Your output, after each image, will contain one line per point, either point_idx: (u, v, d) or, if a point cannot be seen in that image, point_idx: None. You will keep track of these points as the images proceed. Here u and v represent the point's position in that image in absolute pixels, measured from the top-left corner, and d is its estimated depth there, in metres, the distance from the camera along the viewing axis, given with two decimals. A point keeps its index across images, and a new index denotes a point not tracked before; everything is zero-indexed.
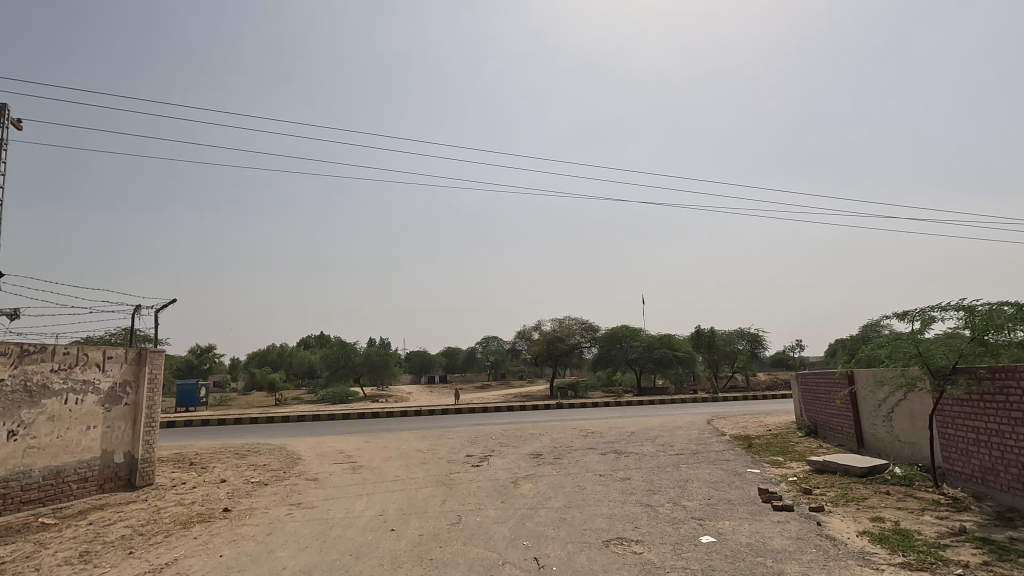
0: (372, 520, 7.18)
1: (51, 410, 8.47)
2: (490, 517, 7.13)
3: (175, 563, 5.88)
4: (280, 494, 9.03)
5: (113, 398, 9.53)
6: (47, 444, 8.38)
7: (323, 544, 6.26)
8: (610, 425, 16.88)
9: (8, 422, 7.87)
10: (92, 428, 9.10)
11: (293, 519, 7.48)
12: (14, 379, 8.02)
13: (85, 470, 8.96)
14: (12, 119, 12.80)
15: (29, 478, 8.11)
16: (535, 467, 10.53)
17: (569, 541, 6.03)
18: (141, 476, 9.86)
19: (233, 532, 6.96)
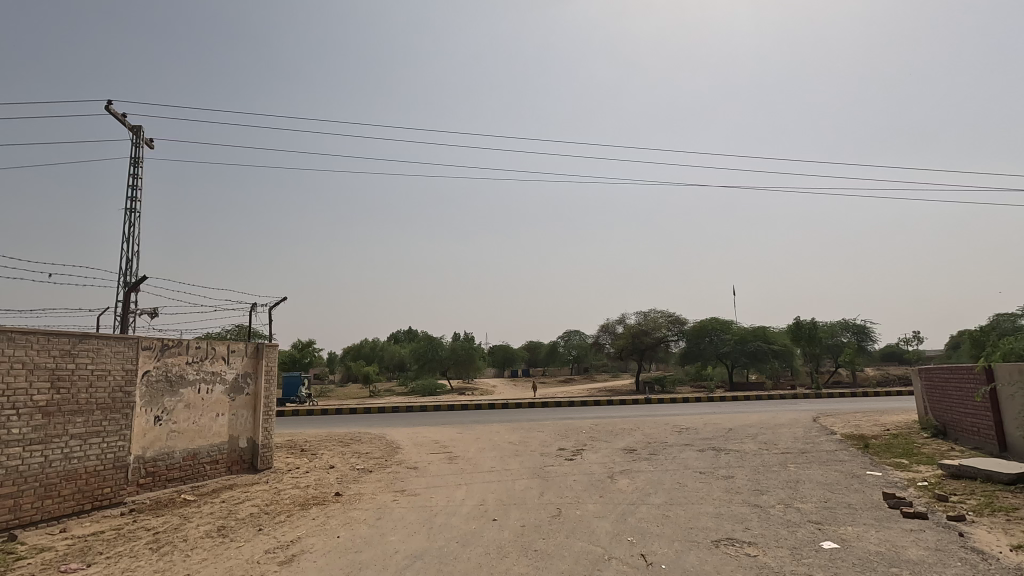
0: (474, 509, 7.36)
1: (188, 398, 9.45)
2: (590, 511, 7.08)
3: (299, 541, 6.36)
4: (385, 481, 9.51)
5: (237, 388, 10.47)
6: (185, 429, 9.36)
7: (430, 530, 6.49)
8: (706, 421, 16.21)
9: (155, 408, 8.85)
10: (220, 415, 10.05)
11: (399, 505, 7.84)
12: (158, 370, 9.00)
13: (216, 453, 9.92)
14: (145, 139, 14.37)
15: (173, 458, 9.10)
16: (630, 462, 10.33)
17: (676, 539, 5.85)
18: (262, 460, 10.77)
19: (347, 515, 7.40)
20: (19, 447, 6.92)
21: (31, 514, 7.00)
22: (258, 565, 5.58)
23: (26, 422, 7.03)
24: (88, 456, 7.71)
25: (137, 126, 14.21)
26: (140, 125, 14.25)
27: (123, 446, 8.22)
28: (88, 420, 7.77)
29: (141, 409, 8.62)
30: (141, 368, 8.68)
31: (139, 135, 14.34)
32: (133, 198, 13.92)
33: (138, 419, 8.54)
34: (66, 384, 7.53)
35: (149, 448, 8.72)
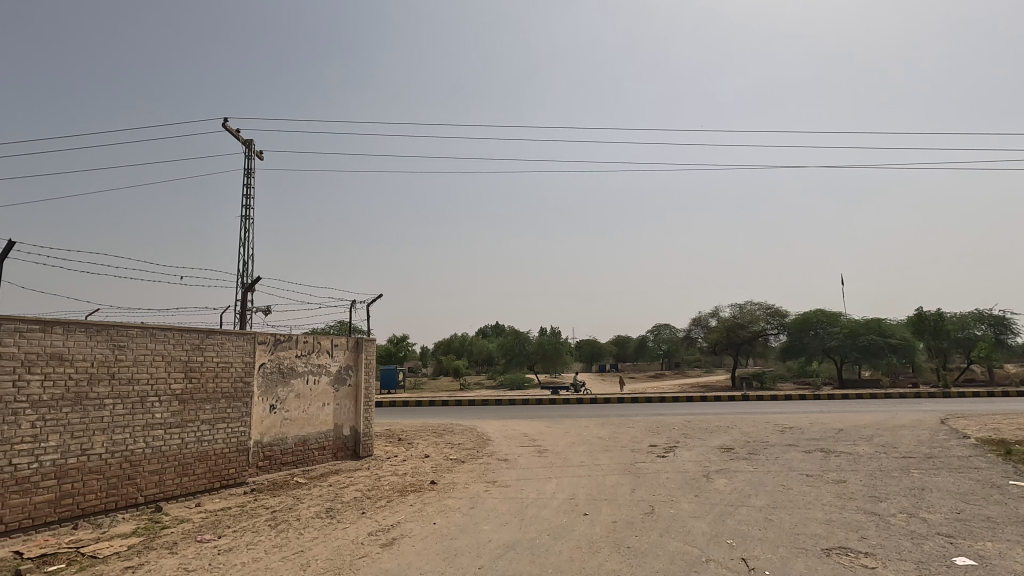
0: (564, 503, 7.36)
1: (298, 388, 10.24)
2: (685, 510, 6.83)
3: (399, 525, 6.70)
4: (477, 472, 9.77)
5: (340, 379, 11.20)
6: (296, 417, 10.17)
7: (522, 521, 6.58)
8: (812, 420, 15.09)
9: (270, 397, 9.69)
10: (326, 404, 10.80)
11: (491, 495, 8.02)
12: (272, 362, 9.82)
13: (324, 440, 10.69)
14: (256, 151, 15.74)
15: (286, 444, 9.91)
16: (728, 461, 9.85)
17: (781, 544, 5.50)
18: (363, 448, 11.46)
19: (442, 503, 7.69)
20: (161, 430, 7.86)
21: (173, 488, 7.93)
22: (363, 545, 5.94)
23: (167, 407, 7.97)
24: (216, 439, 8.60)
25: (250, 140, 15.60)
26: (252, 140, 15.67)
27: (245, 431, 9.07)
28: (216, 406, 8.66)
29: (259, 398, 9.46)
30: (257, 360, 9.52)
31: (251, 149, 15.73)
32: (248, 206, 15.31)
33: (256, 406, 9.38)
34: (197, 374, 8.43)
35: (266, 434, 9.56)
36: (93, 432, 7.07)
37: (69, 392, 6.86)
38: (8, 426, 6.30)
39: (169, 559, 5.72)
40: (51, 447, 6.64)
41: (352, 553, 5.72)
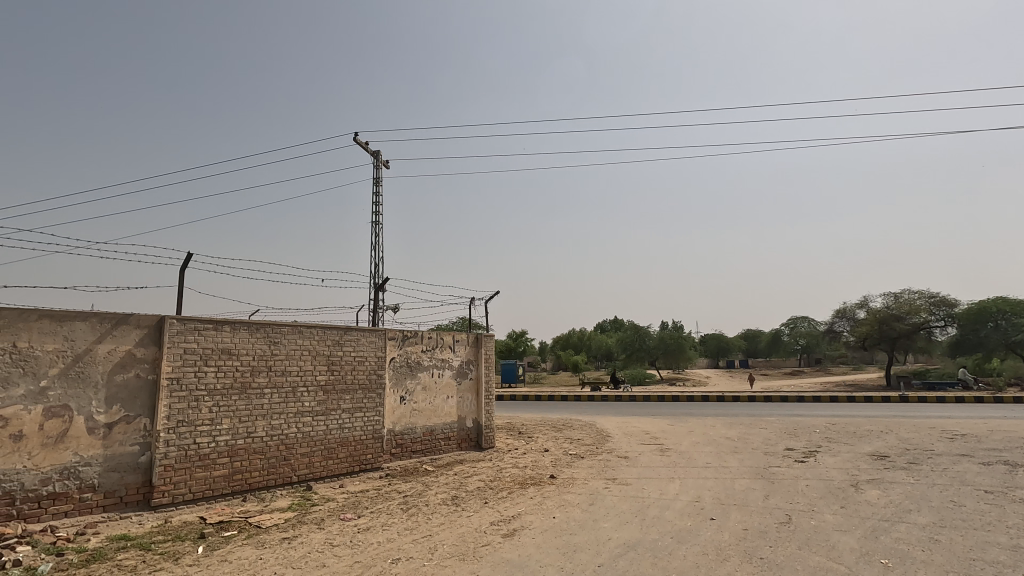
0: (689, 505, 7.02)
1: (424, 381, 10.88)
2: (829, 522, 6.18)
3: (519, 517, 6.84)
4: (596, 468, 9.67)
5: (462, 373, 11.70)
6: (424, 408, 10.81)
7: (643, 522, 6.39)
8: (992, 427, 12.87)
9: (400, 389, 10.40)
10: (450, 397, 11.35)
11: (611, 492, 7.89)
12: (401, 356, 10.52)
13: (449, 431, 11.25)
14: (382, 161, 16.97)
15: (415, 433, 10.58)
16: (882, 470, 8.75)
17: (951, 570, 4.76)
18: (485, 440, 11.87)
19: (561, 498, 7.73)
20: (309, 417, 8.78)
21: (320, 470, 8.84)
22: (485, 534, 6.15)
23: (314, 397, 8.88)
24: (355, 427, 9.42)
25: (377, 151, 16.85)
26: (379, 151, 16.89)
27: (379, 420, 9.83)
28: (354, 397, 9.47)
29: (390, 390, 10.20)
30: (388, 355, 10.26)
31: (378, 159, 16.95)
32: (377, 212, 16.53)
33: (388, 397, 10.13)
34: (337, 367, 9.29)
35: (397, 423, 10.29)
36: (256, 417, 8.10)
37: (237, 382, 7.93)
38: (192, 410, 7.44)
39: (317, 533, 6.38)
40: (224, 429, 7.72)
41: (475, 540, 5.95)
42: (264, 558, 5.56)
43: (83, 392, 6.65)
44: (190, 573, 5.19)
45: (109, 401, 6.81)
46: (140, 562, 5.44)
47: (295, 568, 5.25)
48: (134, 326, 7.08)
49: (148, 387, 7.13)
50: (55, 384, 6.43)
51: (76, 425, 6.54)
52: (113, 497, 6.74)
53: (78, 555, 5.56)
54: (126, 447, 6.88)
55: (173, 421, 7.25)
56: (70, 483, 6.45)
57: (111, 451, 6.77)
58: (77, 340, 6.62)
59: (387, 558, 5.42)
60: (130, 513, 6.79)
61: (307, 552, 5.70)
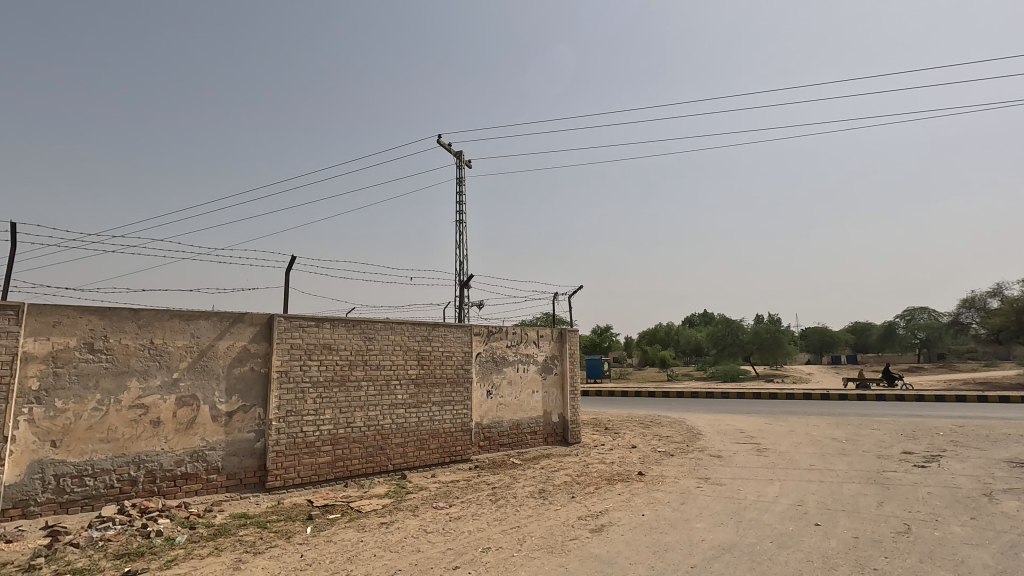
0: (791, 509, 6.60)
1: (510, 375, 11.05)
2: (956, 535, 5.56)
3: (607, 512, 6.77)
4: (687, 466, 9.35)
5: (547, 368, 11.76)
6: (510, 402, 10.98)
7: (739, 524, 6.09)
8: None
9: (487, 383, 10.63)
10: (535, 391, 11.44)
11: (703, 492, 7.60)
12: (486, 351, 10.74)
13: (535, 425, 11.35)
14: (466, 161, 17.40)
15: (502, 427, 10.78)
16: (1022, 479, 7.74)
17: None
18: (572, 435, 11.86)
19: (651, 495, 7.55)
20: (402, 409, 9.21)
21: (414, 460, 9.25)
22: (573, 528, 6.15)
23: (406, 390, 9.31)
24: (445, 419, 9.76)
25: (460, 152, 17.31)
26: (462, 151, 17.32)
27: (467, 413, 10.11)
28: (443, 390, 9.82)
29: (477, 384, 10.46)
30: (474, 350, 10.53)
31: (461, 159, 17.40)
32: (461, 211, 16.98)
33: (475, 391, 10.40)
34: (427, 362, 9.67)
35: (485, 417, 10.53)
36: (355, 409, 8.63)
37: (337, 375, 8.48)
38: (298, 401, 8.06)
39: (412, 520, 6.68)
40: (327, 419, 8.30)
41: (564, 534, 5.96)
42: (365, 541, 5.92)
43: (208, 383, 7.40)
44: (299, 550, 5.64)
45: (229, 392, 7.53)
46: (257, 538, 5.99)
47: (392, 551, 5.54)
48: (248, 324, 7.77)
49: (261, 379, 7.82)
50: (185, 376, 7.22)
51: (203, 413, 7.32)
52: (234, 478, 7.47)
53: (207, 529, 6.22)
54: (244, 434, 7.59)
55: (283, 411, 7.89)
56: (199, 464, 7.23)
57: (232, 437, 7.50)
58: (201, 336, 7.39)
59: (478, 547, 5.58)
60: (249, 494, 7.49)
61: (403, 537, 6.00)
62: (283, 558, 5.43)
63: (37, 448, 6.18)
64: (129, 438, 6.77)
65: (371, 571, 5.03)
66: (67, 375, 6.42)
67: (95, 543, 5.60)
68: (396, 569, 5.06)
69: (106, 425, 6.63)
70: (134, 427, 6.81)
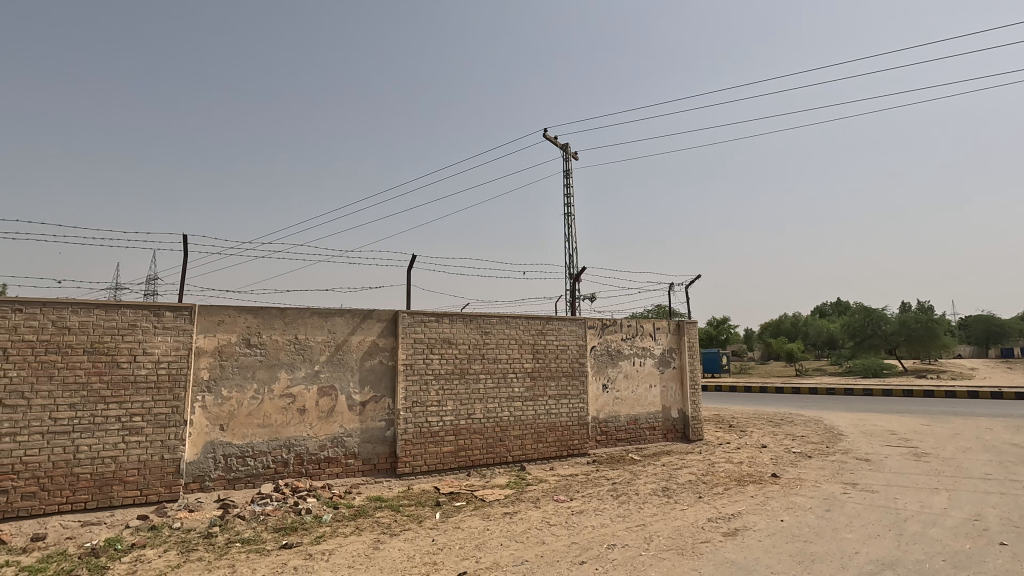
0: (966, 524, 5.73)
1: (625, 369, 10.77)
2: None
3: (740, 516, 6.33)
4: (829, 470, 8.49)
5: (664, 362, 11.31)
6: (627, 397, 10.71)
7: (901, 537, 5.39)
8: None
9: (602, 377, 10.46)
10: (653, 386, 11.05)
11: (852, 499, 6.85)
12: (601, 345, 10.55)
13: (653, 420, 10.96)
14: (572, 153, 17.24)
15: (619, 421, 10.55)
16: None
17: None
18: (694, 431, 11.30)
19: (789, 500, 6.94)
20: (519, 401, 9.34)
21: (532, 452, 9.34)
22: (704, 531, 5.82)
23: (522, 383, 9.42)
24: (561, 413, 9.74)
25: (566, 144, 17.18)
26: (568, 144, 17.18)
27: (583, 407, 10.02)
28: (559, 384, 9.80)
29: (593, 378, 10.33)
30: (589, 343, 10.39)
31: (568, 152, 17.26)
32: (569, 204, 16.87)
33: (591, 385, 10.27)
34: (542, 355, 9.70)
35: (601, 411, 10.37)
36: (475, 401, 8.89)
37: (457, 368, 8.79)
38: (423, 392, 8.47)
39: (535, 512, 6.73)
40: (449, 410, 8.64)
41: (694, 536, 5.66)
42: (490, 529, 6.06)
43: (344, 375, 8.01)
44: (430, 535, 5.91)
45: (362, 383, 8.10)
46: (392, 521, 6.37)
47: (518, 541, 5.62)
48: (376, 320, 8.30)
49: (389, 371, 8.32)
50: (324, 368, 7.88)
51: (340, 403, 7.94)
52: (369, 463, 8.03)
53: (348, 509, 6.74)
54: (376, 422, 8.13)
55: (410, 401, 8.34)
56: (339, 449, 7.86)
57: (366, 425, 8.07)
58: (336, 331, 8.02)
59: (603, 543, 5.48)
60: (382, 478, 8.01)
61: (527, 528, 6.05)
62: (416, 541, 5.71)
63: (210, 431, 7.08)
64: (281, 424, 7.53)
65: (498, 560, 5.12)
66: (230, 367, 7.28)
67: (257, 516, 6.29)
68: (523, 559, 5.12)
69: (262, 411, 7.43)
70: (284, 414, 7.56)
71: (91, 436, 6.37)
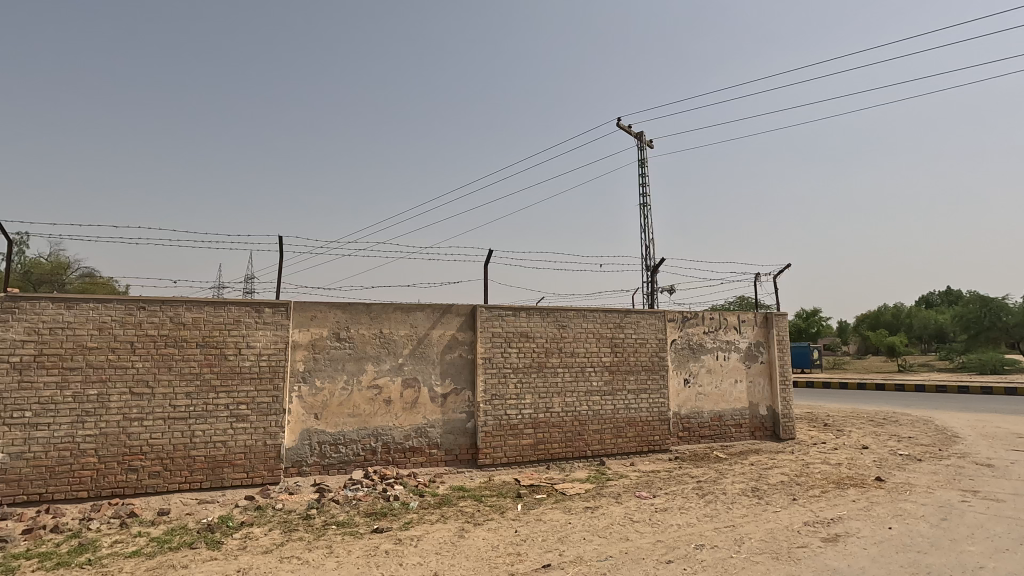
0: None
1: (708, 364, 10.36)
2: None
3: (841, 521, 5.91)
4: (944, 475, 7.74)
5: (751, 357, 10.76)
6: (710, 392, 10.30)
7: None
8: None
9: (684, 371, 10.12)
10: (739, 381, 10.56)
11: (973, 508, 6.19)
12: (682, 338, 10.21)
13: (740, 417, 10.48)
14: (647, 141, 16.75)
15: (703, 418, 10.17)
16: None
17: None
18: (784, 430, 10.68)
19: (897, 506, 6.39)
20: (598, 396, 9.23)
21: (612, 447, 9.22)
22: (801, 535, 5.48)
23: (601, 377, 9.30)
24: (641, 408, 9.53)
25: (640, 133, 16.73)
26: (643, 132, 16.70)
27: (664, 402, 9.74)
28: (638, 378, 9.59)
29: (673, 372, 10.02)
30: (669, 337, 10.08)
31: (642, 140, 16.78)
32: (644, 194, 16.42)
33: (672, 379, 9.97)
34: (621, 349, 9.53)
35: (683, 406, 10.04)
36: (553, 394, 8.89)
37: (535, 362, 8.82)
38: (502, 385, 8.58)
39: (617, 507, 6.64)
40: (528, 403, 8.70)
41: (789, 540, 5.36)
42: (572, 523, 6.04)
43: (426, 368, 8.27)
44: (513, 526, 5.98)
45: (443, 375, 8.33)
46: (475, 510, 6.51)
47: (601, 536, 5.57)
48: (455, 314, 8.49)
49: (469, 364, 8.50)
50: (407, 361, 8.18)
51: (423, 394, 8.21)
52: (452, 454, 8.26)
53: (433, 497, 6.97)
54: (457, 414, 8.34)
55: (490, 394, 8.47)
56: (422, 439, 8.14)
57: (447, 416, 8.29)
58: (418, 326, 8.29)
59: (690, 543, 5.31)
60: (464, 469, 8.21)
61: (610, 524, 5.98)
62: (499, 531, 5.80)
63: (306, 419, 7.56)
64: (369, 414, 7.90)
65: (581, 554, 5.10)
66: (322, 359, 7.72)
67: (350, 501, 6.65)
68: (607, 555, 5.06)
69: (352, 402, 7.83)
70: (372, 404, 7.93)
71: (204, 422, 6.98)
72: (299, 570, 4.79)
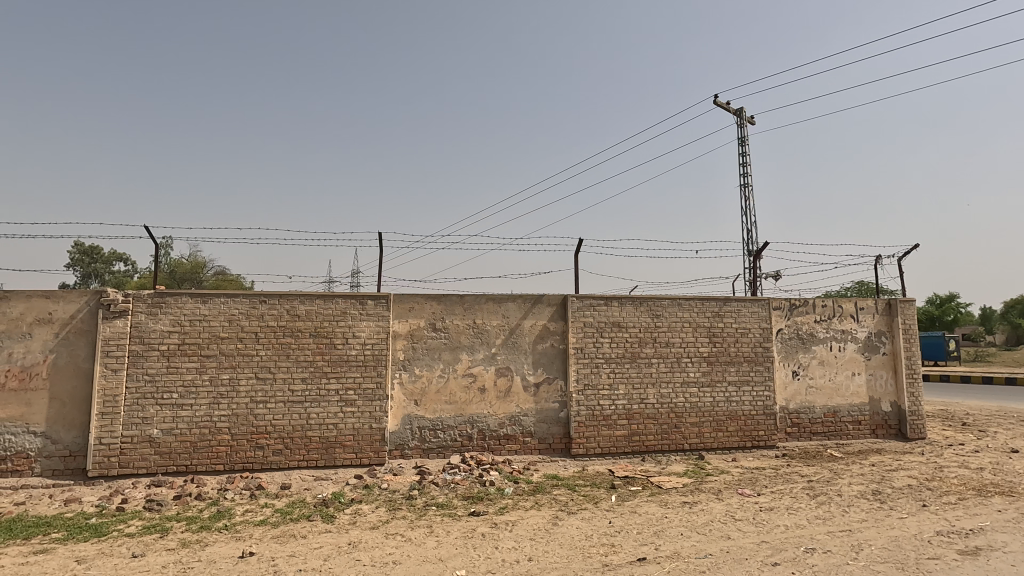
0: None
1: (821, 355, 9.58)
2: None
3: (983, 533, 5.23)
4: None
5: (871, 348, 9.80)
6: (823, 385, 9.52)
7: None
8: None
9: (792, 363, 9.43)
10: (857, 374, 9.66)
11: None
12: (790, 328, 9.51)
13: (858, 414, 9.59)
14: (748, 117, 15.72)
15: (814, 413, 9.43)
16: None
17: None
18: (912, 429, 9.63)
19: None
20: (695, 387, 8.87)
21: (711, 441, 8.83)
22: (931, 545, 4.93)
23: (698, 368, 8.92)
24: (743, 401, 9.03)
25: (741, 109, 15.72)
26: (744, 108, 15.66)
27: (770, 396, 9.15)
28: (740, 369, 9.08)
29: (780, 364, 9.38)
30: (774, 326, 9.43)
31: (743, 117, 15.75)
32: (745, 174, 15.43)
33: (778, 371, 9.34)
34: (720, 339, 9.07)
35: (791, 400, 9.38)
36: (647, 385, 8.67)
37: (628, 352, 8.64)
38: (594, 375, 8.51)
39: (717, 504, 6.37)
40: (621, 394, 8.56)
41: (918, 550, 4.84)
42: (669, 518, 5.88)
43: (519, 358, 8.39)
44: (607, 517, 5.94)
45: (535, 365, 8.41)
46: (569, 499, 6.53)
47: (700, 533, 5.36)
48: (547, 305, 8.53)
49: (561, 355, 8.51)
50: (500, 350, 8.35)
51: (516, 384, 8.35)
52: (545, 443, 8.33)
53: (527, 484, 7.09)
54: (550, 404, 8.39)
55: (582, 384, 8.44)
56: (516, 427, 8.29)
57: (540, 406, 8.37)
58: (510, 316, 8.42)
59: (800, 546, 4.97)
60: (558, 457, 8.27)
61: (709, 520, 5.74)
62: (593, 521, 5.78)
63: (407, 405, 7.97)
64: (465, 402, 8.18)
65: (679, 550, 4.95)
66: (420, 349, 8.09)
67: (449, 484, 6.94)
68: (707, 553, 4.86)
69: (449, 389, 8.14)
70: (467, 392, 8.19)
71: (318, 406, 7.60)
72: (402, 546, 5.08)
